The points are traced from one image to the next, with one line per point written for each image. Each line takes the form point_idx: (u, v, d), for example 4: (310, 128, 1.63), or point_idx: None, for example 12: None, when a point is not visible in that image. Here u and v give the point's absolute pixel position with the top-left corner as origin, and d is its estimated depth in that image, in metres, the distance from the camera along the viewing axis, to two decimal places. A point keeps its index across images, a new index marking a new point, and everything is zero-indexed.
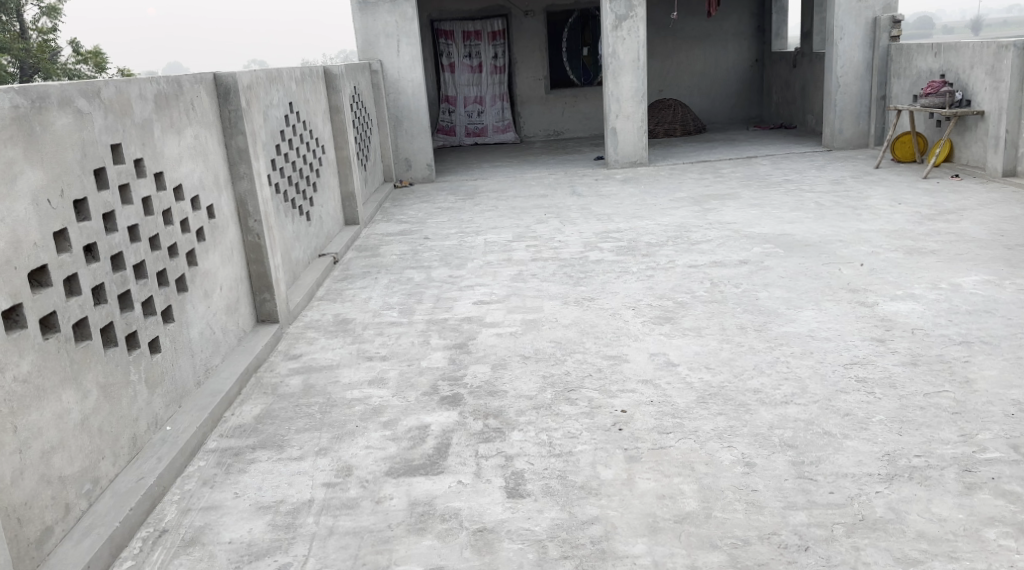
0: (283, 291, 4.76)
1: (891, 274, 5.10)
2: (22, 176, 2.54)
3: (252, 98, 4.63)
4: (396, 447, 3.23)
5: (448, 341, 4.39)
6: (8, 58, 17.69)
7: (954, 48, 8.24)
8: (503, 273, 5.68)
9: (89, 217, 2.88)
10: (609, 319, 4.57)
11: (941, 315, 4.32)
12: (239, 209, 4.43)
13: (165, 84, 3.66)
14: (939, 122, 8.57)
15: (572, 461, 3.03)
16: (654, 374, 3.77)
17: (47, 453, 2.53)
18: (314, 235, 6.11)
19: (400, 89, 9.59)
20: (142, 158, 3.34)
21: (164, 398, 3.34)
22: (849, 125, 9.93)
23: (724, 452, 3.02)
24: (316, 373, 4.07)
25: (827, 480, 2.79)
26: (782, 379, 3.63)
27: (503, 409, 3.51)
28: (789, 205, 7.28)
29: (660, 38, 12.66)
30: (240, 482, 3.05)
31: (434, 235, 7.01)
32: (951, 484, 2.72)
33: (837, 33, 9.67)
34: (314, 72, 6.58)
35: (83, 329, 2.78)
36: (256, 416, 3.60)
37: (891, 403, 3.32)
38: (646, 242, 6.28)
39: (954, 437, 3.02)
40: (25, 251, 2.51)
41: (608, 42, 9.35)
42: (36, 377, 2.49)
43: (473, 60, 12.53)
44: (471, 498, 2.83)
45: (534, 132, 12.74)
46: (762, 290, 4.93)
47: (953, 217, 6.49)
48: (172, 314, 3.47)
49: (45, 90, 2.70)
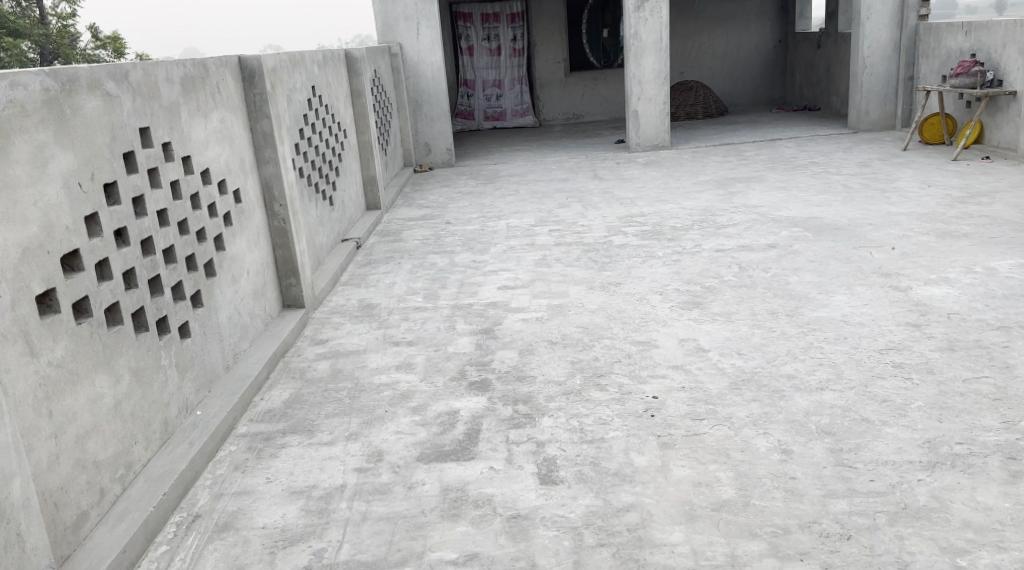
0: (308, 276, 4.75)
1: (924, 258, 5.02)
2: (54, 160, 2.53)
3: (277, 82, 4.60)
4: (426, 433, 3.21)
5: (474, 326, 4.36)
6: (28, 44, 17.85)
7: (985, 27, 8.08)
8: (527, 258, 5.63)
9: (119, 201, 2.86)
10: (636, 304, 4.52)
11: (977, 299, 4.24)
12: (265, 194, 4.41)
13: (191, 67, 3.63)
14: (969, 103, 8.43)
15: (605, 448, 2.99)
16: (685, 359, 3.72)
17: (82, 438, 2.53)
18: (337, 220, 6.09)
19: (420, 72, 9.52)
20: (170, 142, 3.32)
21: (194, 382, 3.33)
22: (875, 107, 9.78)
23: (759, 439, 2.97)
24: (343, 358, 4.05)
25: (867, 468, 2.73)
26: (816, 365, 3.57)
27: (532, 395, 3.48)
28: (815, 188, 7.18)
29: (682, 18, 12.50)
30: (272, 467, 3.04)
31: (457, 219, 6.97)
32: (996, 472, 2.66)
33: (864, 12, 9.51)
34: (335, 55, 6.54)
35: (115, 313, 2.77)
36: (285, 401, 3.60)
37: (929, 389, 3.26)
38: (670, 226, 6.21)
39: (997, 424, 2.96)
40: (57, 235, 2.49)
41: (630, 22, 9.24)
42: (70, 362, 2.49)
43: (492, 43, 12.44)
44: (503, 484, 2.81)
45: (554, 116, 12.65)
46: (792, 274, 4.86)
47: (984, 199, 6.38)
48: (201, 299, 3.46)
49: (75, 73, 2.68)
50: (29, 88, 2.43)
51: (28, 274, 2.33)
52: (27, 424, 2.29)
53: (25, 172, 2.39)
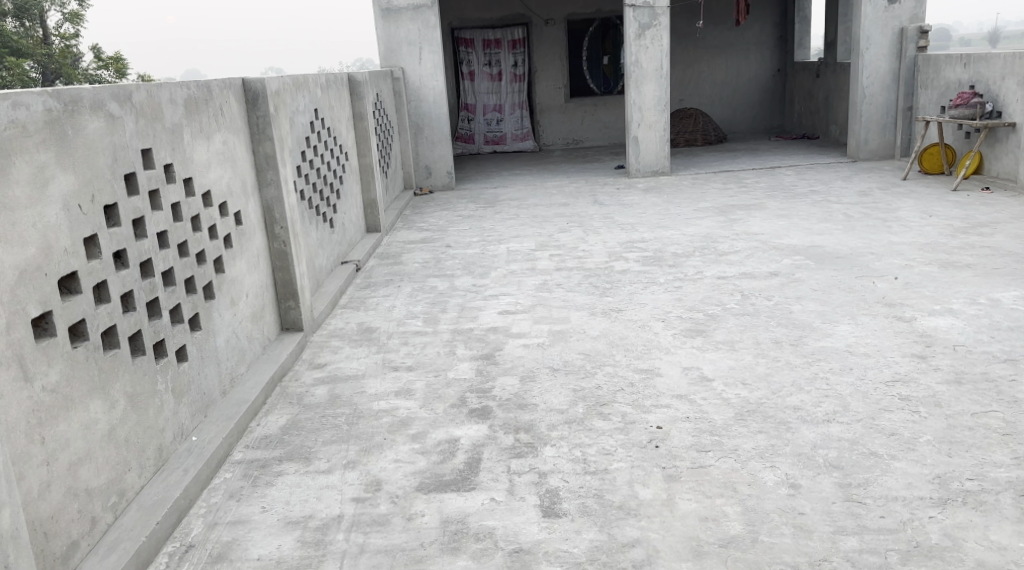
0: (308, 299, 4.69)
1: (928, 288, 4.99)
2: (54, 181, 2.48)
3: (280, 104, 4.58)
4: (425, 461, 3.15)
5: (475, 352, 4.30)
6: (30, 63, 17.86)
7: (984, 59, 8.11)
8: (528, 282, 5.59)
9: (119, 223, 2.82)
10: (638, 331, 4.47)
11: (982, 331, 4.20)
12: (266, 217, 4.37)
13: (195, 89, 3.60)
14: (968, 133, 8.43)
15: (609, 479, 2.93)
16: (689, 389, 3.67)
17: (74, 465, 2.46)
18: (336, 242, 6.04)
19: (421, 97, 9.54)
20: (172, 164, 3.29)
21: (190, 408, 3.27)
22: (875, 136, 9.80)
23: (767, 472, 2.91)
24: (342, 383, 3.99)
25: (876, 503, 2.68)
26: (822, 397, 3.51)
27: (534, 423, 3.42)
28: (816, 216, 7.17)
29: (681, 47, 12.58)
30: (268, 496, 2.97)
31: (457, 243, 6.94)
32: (1008, 510, 2.61)
33: (863, 43, 9.55)
34: (338, 78, 6.53)
35: (112, 337, 2.72)
36: (282, 426, 3.53)
37: (938, 422, 3.21)
38: (672, 252, 6.18)
39: (1007, 460, 2.91)
40: (55, 257, 2.44)
41: (631, 51, 9.27)
42: (64, 388, 2.43)
43: (493, 68, 12.45)
44: (505, 516, 2.74)
45: (554, 141, 12.69)
46: (796, 303, 4.82)
47: (986, 229, 6.37)
48: (199, 322, 3.41)
49: (78, 93, 2.64)
50: (30, 109, 2.39)
51: (24, 297, 2.28)
52: (18, 451, 2.22)
53: (24, 194, 2.34)
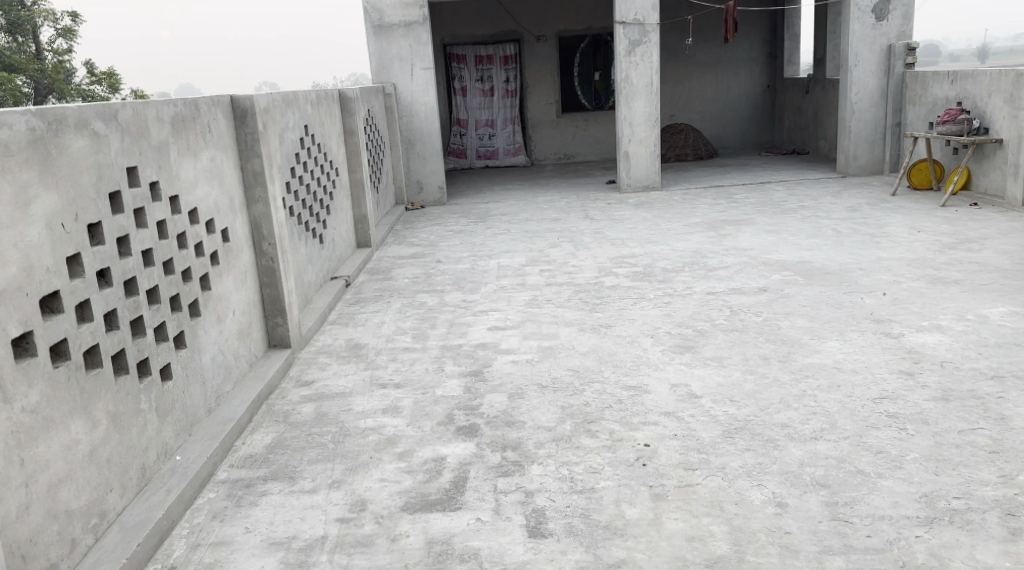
0: (295, 315, 4.67)
1: (916, 304, 5.00)
2: (36, 200, 2.47)
3: (268, 120, 4.58)
4: (412, 480, 3.13)
5: (464, 368, 4.29)
6: (23, 78, 17.84)
7: (971, 76, 8.17)
8: (518, 298, 5.58)
9: (103, 241, 2.80)
10: (627, 347, 4.47)
11: (970, 347, 4.21)
12: (254, 233, 4.36)
13: (182, 106, 3.60)
14: (956, 149, 8.49)
15: (596, 498, 2.92)
16: (677, 406, 3.65)
17: (54, 486, 2.44)
18: (326, 258, 6.03)
19: (413, 112, 9.56)
20: (158, 182, 3.27)
21: (175, 426, 3.25)
22: (864, 152, 9.85)
23: (754, 490, 2.90)
24: (329, 401, 3.96)
25: (863, 523, 2.67)
26: (809, 414, 3.51)
27: (521, 441, 3.40)
28: (806, 231, 7.19)
29: (672, 63, 12.65)
30: (251, 516, 2.95)
31: (447, 258, 6.93)
32: (994, 529, 2.60)
33: (851, 60, 9.62)
34: (329, 94, 6.54)
35: (94, 356, 2.70)
36: (267, 445, 3.50)
37: (925, 440, 3.21)
38: (662, 268, 6.19)
39: (994, 478, 2.90)
40: (36, 277, 2.43)
41: (621, 67, 9.31)
42: (45, 408, 2.41)
43: (485, 84, 12.49)
44: (490, 537, 2.72)
45: (546, 156, 12.73)
46: (784, 319, 4.82)
47: (974, 245, 6.40)
48: (184, 340, 3.39)
49: (62, 112, 2.63)
50: (13, 128, 2.38)
51: (4, 317, 2.27)
52: None
53: (6, 214, 2.33)
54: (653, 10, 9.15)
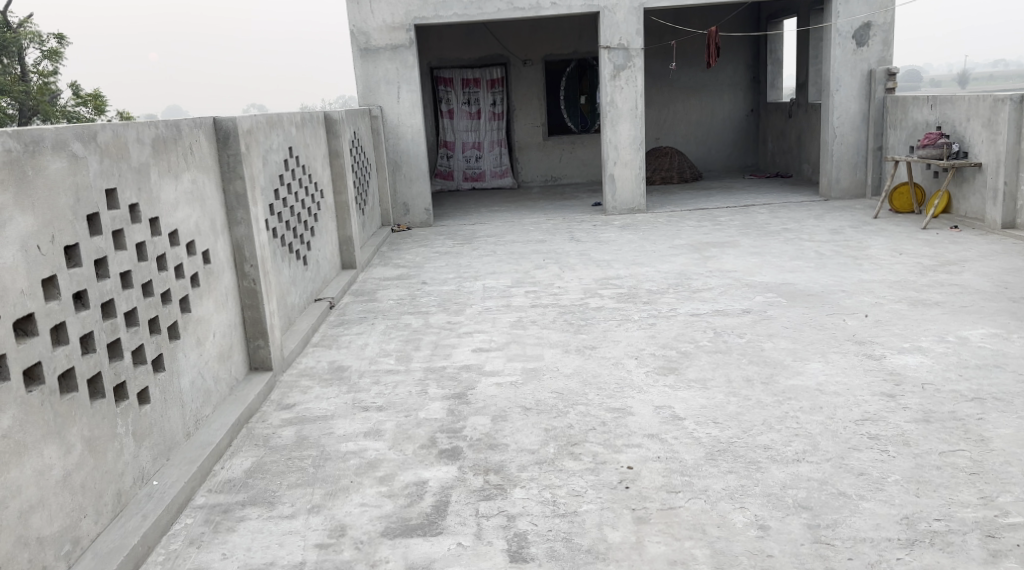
0: (277, 337, 4.64)
1: (897, 326, 5.03)
2: (11, 222, 2.45)
3: (252, 142, 4.57)
4: (392, 505, 3.10)
5: (447, 391, 4.26)
6: (7, 100, 17.71)
7: (949, 101, 8.28)
8: (502, 319, 5.58)
9: (80, 263, 2.78)
10: (611, 369, 4.47)
11: (951, 369, 4.23)
12: (236, 254, 4.34)
13: (164, 128, 3.59)
14: (936, 172, 8.58)
15: (578, 522, 2.90)
16: (661, 428, 3.65)
17: (26, 512, 2.40)
18: (310, 279, 6.00)
19: (399, 134, 9.58)
20: (138, 204, 3.26)
21: (152, 450, 3.21)
22: (846, 174, 9.94)
23: (736, 513, 2.89)
24: (310, 424, 3.93)
25: (845, 545, 2.67)
26: (792, 436, 3.51)
27: (504, 464, 3.38)
28: (789, 254, 7.23)
29: (656, 88, 12.77)
30: (229, 542, 2.91)
31: (433, 280, 6.92)
32: (975, 551, 2.60)
33: (833, 84, 9.74)
34: (314, 116, 6.55)
35: (70, 380, 2.66)
36: (246, 470, 3.47)
37: (906, 462, 3.21)
38: (647, 289, 6.20)
39: (974, 500, 2.91)
40: (10, 299, 2.40)
41: (606, 91, 9.39)
42: (17, 433, 2.37)
43: (472, 107, 12.51)
44: (471, 562, 2.70)
45: (533, 178, 12.80)
46: (767, 340, 4.84)
47: (954, 268, 6.45)
48: (163, 363, 3.35)
49: (40, 134, 2.62)
50: None
51: None
52: None
53: None
54: (637, 35, 9.25)
